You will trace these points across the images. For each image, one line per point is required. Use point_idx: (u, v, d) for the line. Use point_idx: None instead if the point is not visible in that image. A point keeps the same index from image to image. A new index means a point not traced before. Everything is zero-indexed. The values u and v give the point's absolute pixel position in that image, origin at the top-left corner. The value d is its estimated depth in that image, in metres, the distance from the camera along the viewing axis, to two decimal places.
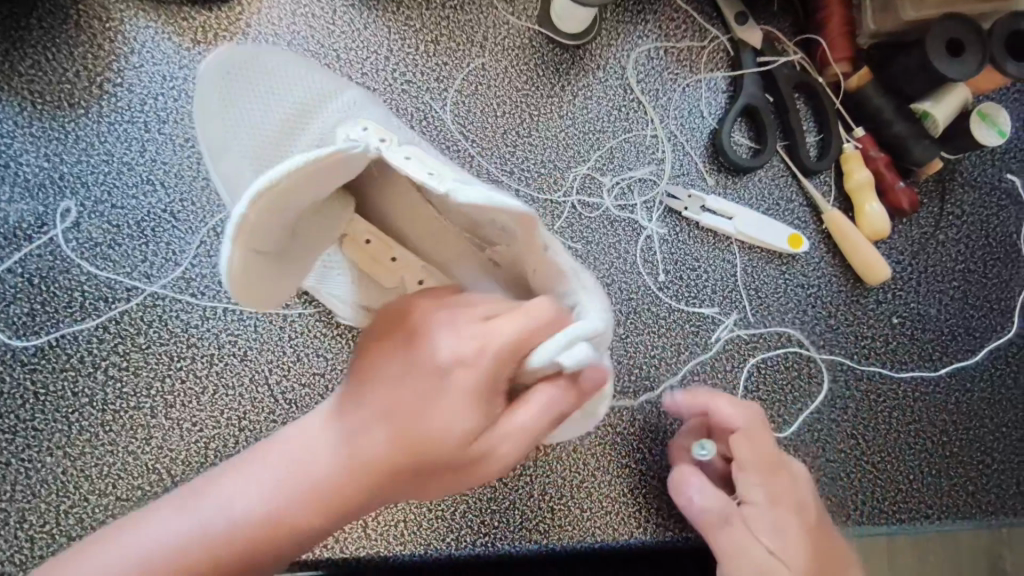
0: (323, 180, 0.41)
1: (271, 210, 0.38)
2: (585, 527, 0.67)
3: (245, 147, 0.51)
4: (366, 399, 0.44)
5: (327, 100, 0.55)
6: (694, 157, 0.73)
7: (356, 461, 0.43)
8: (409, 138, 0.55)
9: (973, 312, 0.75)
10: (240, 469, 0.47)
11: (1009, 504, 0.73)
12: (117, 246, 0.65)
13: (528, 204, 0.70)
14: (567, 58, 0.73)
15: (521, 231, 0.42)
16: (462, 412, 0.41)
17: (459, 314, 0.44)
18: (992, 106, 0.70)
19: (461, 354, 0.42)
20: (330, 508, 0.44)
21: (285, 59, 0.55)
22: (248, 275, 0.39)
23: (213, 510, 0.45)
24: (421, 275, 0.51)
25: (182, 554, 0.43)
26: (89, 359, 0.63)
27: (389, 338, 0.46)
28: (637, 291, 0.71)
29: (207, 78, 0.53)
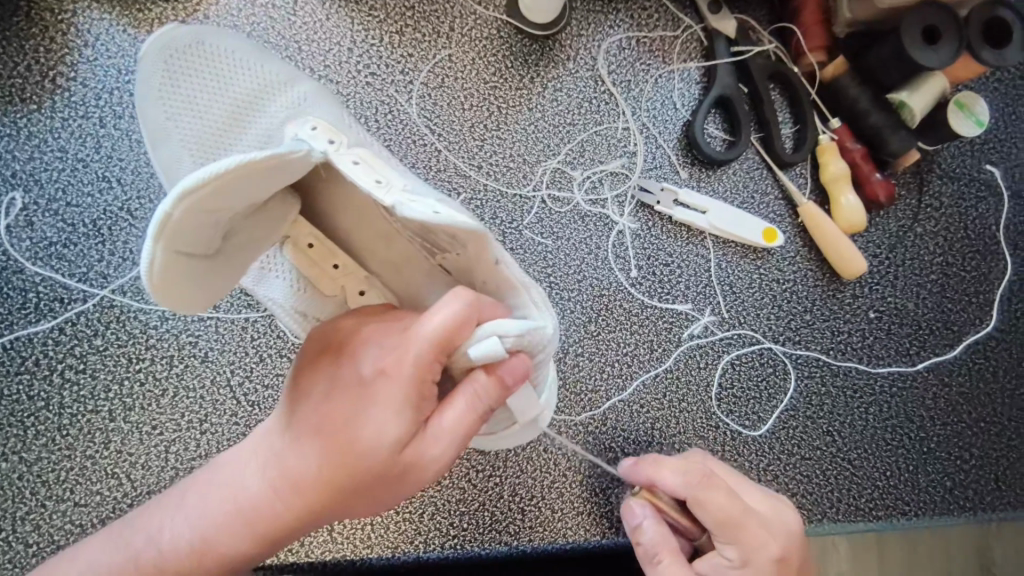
0: (259, 184, 0.42)
1: (200, 207, 0.39)
2: (556, 528, 0.66)
3: (190, 138, 0.54)
4: (304, 413, 0.48)
5: (273, 95, 0.57)
6: (666, 150, 0.72)
7: (297, 478, 0.47)
8: (358, 136, 0.57)
9: (951, 306, 0.74)
10: (208, 483, 0.52)
11: (988, 500, 0.72)
12: (72, 246, 0.63)
13: (496, 198, 0.69)
14: (537, 49, 0.71)
15: (474, 245, 0.45)
16: (386, 424, 0.44)
17: (382, 331, 0.47)
18: (969, 95, 0.69)
19: (380, 369, 0.45)
20: (283, 518, 0.48)
21: (233, 48, 0.58)
22: (168, 271, 0.40)
23: (192, 518, 0.51)
24: (362, 286, 0.55)
25: (172, 553, 0.50)
26: (45, 361, 0.62)
27: (324, 356, 0.49)
28: (608, 287, 0.70)
29: (156, 64, 0.55)
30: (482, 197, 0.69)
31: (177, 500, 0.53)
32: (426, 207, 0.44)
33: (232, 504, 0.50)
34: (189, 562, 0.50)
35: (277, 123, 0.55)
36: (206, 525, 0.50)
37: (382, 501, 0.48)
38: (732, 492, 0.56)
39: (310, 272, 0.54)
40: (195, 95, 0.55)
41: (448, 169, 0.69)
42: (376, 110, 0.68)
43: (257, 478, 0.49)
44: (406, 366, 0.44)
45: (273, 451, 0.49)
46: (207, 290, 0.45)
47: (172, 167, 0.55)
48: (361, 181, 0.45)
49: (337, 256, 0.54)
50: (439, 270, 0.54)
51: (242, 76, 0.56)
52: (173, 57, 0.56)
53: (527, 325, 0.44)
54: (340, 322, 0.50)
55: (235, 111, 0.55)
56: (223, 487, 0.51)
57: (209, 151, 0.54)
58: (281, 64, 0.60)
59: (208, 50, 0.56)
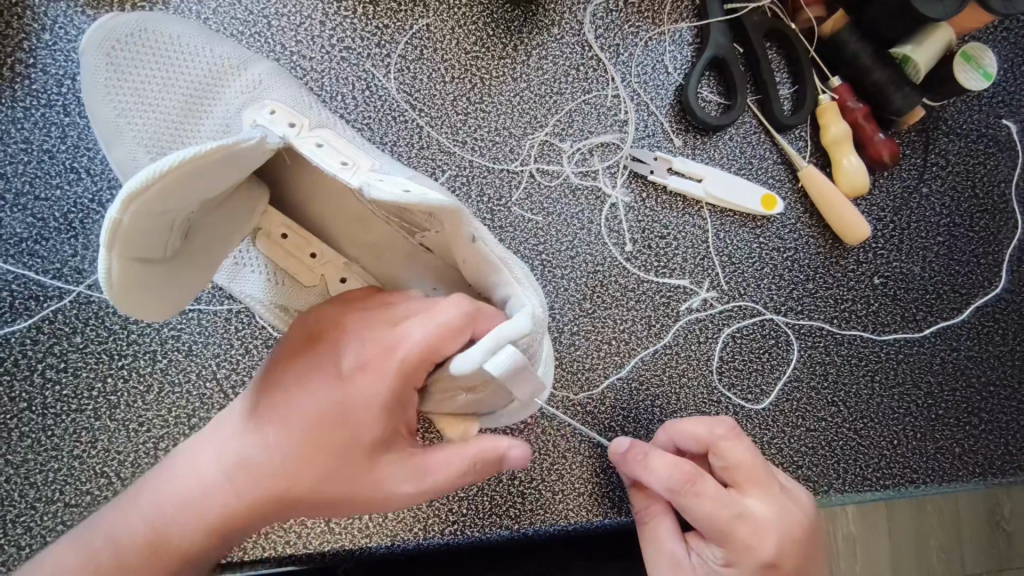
0: (213, 177, 0.40)
1: (149, 210, 0.36)
2: (556, 510, 0.65)
3: (143, 134, 0.52)
4: (281, 405, 0.46)
5: (229, 82, 0.54)
6: (659, 117, 0.69)
7: (269, 469, 0.45)
8: (326, 119, 0.55)
9: (958, 268, 0.71)
10: (169, 473, 0.49)
11: (997, 465, 0.70)
12: (44, 242, 0.61)
13: (482, 174, 0.66)
14: (519, 14, 0.68)
15: (451, 226, 0.42)
16: (375, 415, 0.43)
17: (364, 321, 0.45)
18: (978, 46, 0.64)
19: (369, 359, 0.44)
20: (248, 509, 0.46)
21: (179, 35, 0.55)
22: (128, 280, 0.38)
23: (152, 511, 0.47)
24: (341, 272, 0.52)
25: (128, 548, 0.47)
26: (25, 361, 0.60)
27: (304, 347, 0.47)
28: (602, 263, 0.67)
29: (98, 58, 0.53)
30: (469, 174, 0.66)
31: (132, 495, 0.49)
32: (397, 187, 0.42)
33: (197, 495, 0.47)
34: (145, 556, 0.46)
35: (235, 111, 0.53)
36: (163, 516, 0.47)
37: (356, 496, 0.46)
38: (723, 493, 0.51)
39: (286, 265, 0.52)
40: (142, 86, 0.52)
41: (431, 146, 0.66)
42: (353, 87, 0.65)
43: (222, 470, 0.46)
44: (397, 356, 0.42)
45: (238, 438, 0.47)
46: (173, 296, 0.43)
47: (127, 168, 0.53)
48: (326, 163, 0.43)
49: (313, 245, 0.52)
50: (419, 251, 0.51)
51: (195, 66, 0.54)
52: (119, 51, 0.53)
53: (529, 321, 0.41)
54: (320, 309, 0.48)
55: (191, 105, 0.53)
56: (182, 478, 0.48)
57: (165, 150, 0.52)
58: (235, 47, 0.57)
59: (152, 38, 0.54)
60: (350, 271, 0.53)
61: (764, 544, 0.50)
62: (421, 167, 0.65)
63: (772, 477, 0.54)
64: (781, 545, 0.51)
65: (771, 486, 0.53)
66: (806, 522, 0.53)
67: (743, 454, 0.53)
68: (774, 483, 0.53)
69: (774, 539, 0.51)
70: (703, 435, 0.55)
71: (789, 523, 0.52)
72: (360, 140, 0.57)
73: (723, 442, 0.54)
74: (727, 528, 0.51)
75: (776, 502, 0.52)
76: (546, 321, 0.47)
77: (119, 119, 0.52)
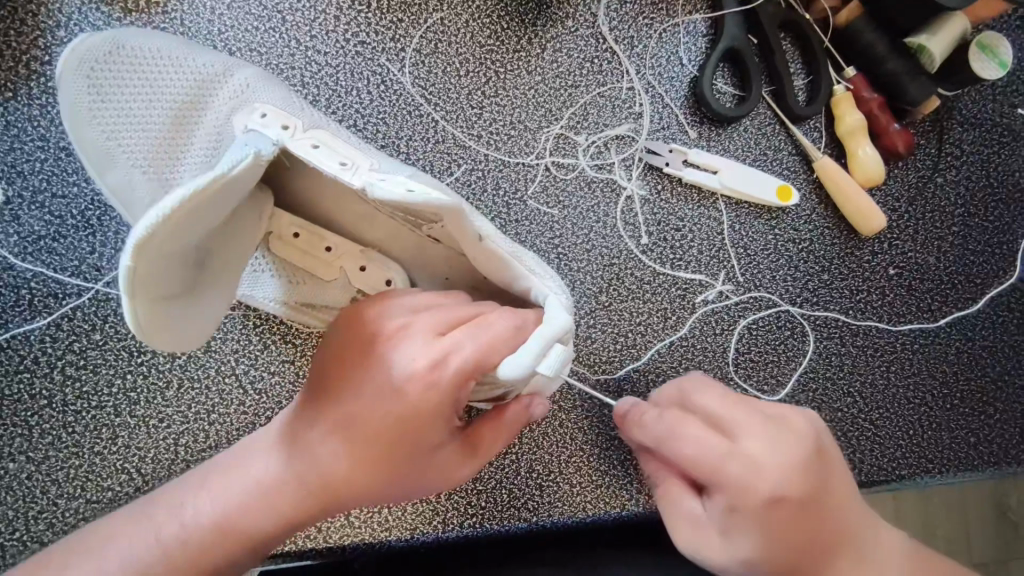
0: (213, 211, 0.41)
1: (159, 253, 0.38)
2: (575, 502, 0.65)
3: (135, 153, 0.52)
4: (337, 406, 0.46)
5: (212, 91, 0.55)
6: (674, 109, 0.69)
7: (334, 467, 0.45)
8: (318, 118, 0.55)
9: (973, 259, 0.71)
10: (231, 468, 0.50)
11: (1012, 454, 0.70)
12: (61, 239, 0.61)
13: (498, 168, 0.66)
14: (534, 7, 0.68)
15: (453, 219, 0.42)
16: (438, 418, 0.43)
17: (413, 325, 0.44)
18: (993, 35, 0.65)
19: (419, 370, 0.42)
20: (314, 501, 0.47)
21: (155, 48, 0.55)
22: (154, 321, 0.41)
23: (215, 506, 0.48)
24: (360, 261, 0.53)
25: (189, 541, 0.47)
26: (44, 358, 0.60)
27: (354, 347, 0.46)
28: (618, 256, 0.67)
29: (73, 81, 0.53)
30: (484, 167, 0.66)
31: (192, 487, 0.50)
32: (398, 187, 0.43)
33: (260, 489, 0.47)
34: (208, 546, 0.47)
35: (225, 117, 0.53)
36: (231, 503, 0.48)
37: (417, 486, 0.48)
38: (706, 432, 0.47)
39: (305, 264, 0.53)
40: (128, 106, 0.53)
41: (447, 140, 0.66)
42: (368, 81, 0.65)
43: (286, 464, 0.47)
44: (451, 367, 0.42)
45: (301, 435, 0.47)
46: (198, 324, 0.45)
47: (123, 190, 0.53)
48: (324, 163, 0.45)
49: (326, 240, 0.53)
50: (429, 241, 0.51)
51: (176, 79, 0.54)
52: (97, 72, 0.53)
53: (566, 313, 0.43)
54: (367, 312, 0.47)
55: (178, 120, 0.53)
56: (246, 471, 0.49)
57: (161, 166, 0.53)
58: (216, 55, 0.58)
59: (127, 55, 0.54)
60: (367, 258, 0.53)
61: (757, 482, 0.45)
62: (437, 161, 0.65)
63: (755, 411, 0.49)
64: (780, 482, 0.45)
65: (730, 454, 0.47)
66: (804, 455, 0.47)
67: (716, 398, 0.50)
68: (758, 416, 0.48)
69: (769, 473, 0.45)
70: (677, 391, 0.53)
71: (783, 454, 0.46)
72: (353, 137, 0.56)
73: (693, 394, 0.51)
74: (717, 467, 0.46)
75: (765, 434, 0.47)
76: (571, 306, 0.49)
77: (106, 141, 0.53)
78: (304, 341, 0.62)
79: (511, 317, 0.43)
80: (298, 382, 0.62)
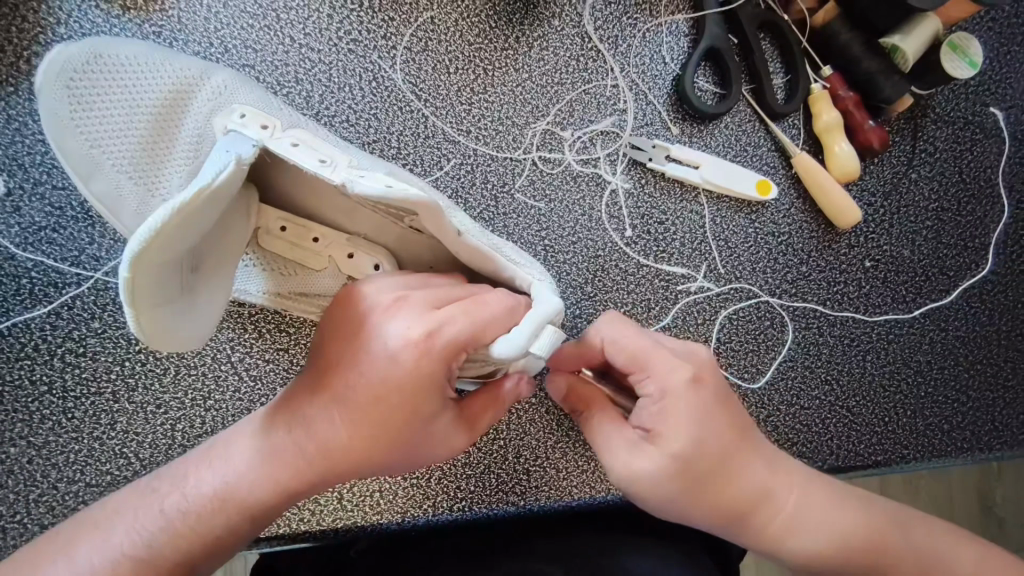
0: (203, 217, 0.43)
1: (155, 258, 0.39)
2: (561, 486, 0.67)
3: (117, 160, 0.54)
4: (330, 379, 0.48)
5: (191, 95, 0.58)
6: (657, 106, 0.71)
7: (330, 437, 0.48)
8: (293, 116, 0.59)
9: (946, 252, 0.74)
10: (230, 440, 0.52)
11: (985, 441, 0.72)
12: (62, 230, 0.62)
13: (486, 162, 0.68)
14: (521, 7, 0.70)
15: (429, 216, 0.44)
16: (429, 389, 0.46)
17: (403, 300, 0.47)
18: (964, 36, 0.67)
19: (413, 338, 0.45)
20: (311, 473, 0.49)
21: (130, 55, 0.57)
22: (155, 322, 0.43)
23: (217, 477, 0.50)
24: (347, 249, 0.54)
25: (193, 511, 0.49)
26: (44, 346, 0.62)
27: (344, 323, 0.48)
28: (603, 248, 0.69)
29: (50, 93, 0.54)
30: (473, 162, 0.68)
31: (195, 461, 0.52)
32: (378, 182, 0.45)
33: (259, 461, 0.50)
34: (209, 518, 0.49)
35: (205, 119, 0.56)
36: (231, 475, 0.50)
37: (411, 459, 0.50)
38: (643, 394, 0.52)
39: (295, 255, 0.55)
40: (108, 113, 0.54)
41: (437, 135, 0.68)
42: (360, 78, 0.67)
43: (283, 436, 0.49)
44: (440, 341, 0.44)
45: (299, 409, 0.50)
46: (197, 322, 0.47)
47: (107, 197, 0.54)
48: (306, 162, 0.47)
49: (312, 230, 0.54)
50: (410, 232, 0.53)
51: (155, 84, 0.57)
52: (77, 82, 0.54)
53: (556, 298, 0.47)
54: (362, 288, 0.49)
55: (161, 125, 0.56)
56: (244, 444, 0.51)
57: (146, 170, 0.55)
58: (191, 58, 0.60)
59: (105, 64, 0.56)
60: (354, 245, 0.54)
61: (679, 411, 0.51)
62: (427, 155, 0.67)
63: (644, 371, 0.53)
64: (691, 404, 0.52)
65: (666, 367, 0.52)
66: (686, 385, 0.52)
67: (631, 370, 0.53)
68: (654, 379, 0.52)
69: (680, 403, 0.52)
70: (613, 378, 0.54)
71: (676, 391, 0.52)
72: (328, 134, 0.60)
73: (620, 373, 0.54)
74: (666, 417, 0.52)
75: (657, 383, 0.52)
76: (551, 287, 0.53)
77: (89, 150, 0.54)
78: (299, 330, 0.64)
79: (504, 298, 0.46)
80: (293, 368, 0.64)
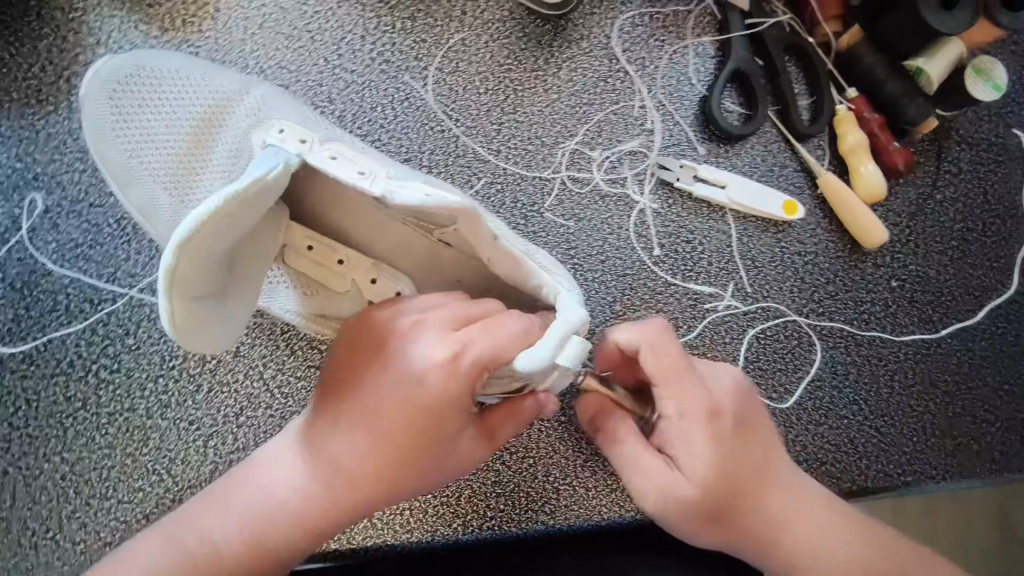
0: (236, 226, 0.43)
1: (193, 255, 0.41)
2: (590, 505, 0.67)
3: (155, 170, 0.54)
4: (353, 406, 0.48)
5: (230, 108, 0.57)
6: (684, 127, 0.72)
7: (357, 465, 0.48)
8: (329, 133, 0.59)
9: (972, 272, 0.74)
10: (253, 471, 0.52)
11: (1014, 462, 0.72)
12: (99, 246, 0.63)
13: (516, 181, 0.69)
14: (550, 30, 0.71)
15: (467, 220, 0.45)
16: (456, 410, 0.46)
17: (426, 320, 0.47)
18: (987, 60, 0.68)
19: (439, 359, 0.45)
20: (339, 504, 0.49)
21: (177, 69, 0.58)
22: (186, 318, 0.43)
23: (243, 512, 0.50)
24: (371, 273, 0.53)
25: (225, 550, 0.49)
26: (78, 362, 0.62)
27: (363, 348, 0.48)
28: (632, 267, 0.70)
29: (96, 104, 0.55)
30: (503, 181, 0.69)
31: (219, 494, 0.52)
32: (417, 191, 0.45)
33: (286, 496, 0.50)
34: (241, 556, 0.49)
35: (242, 132, 0.55)
36: (258, 511, 0.50)
37: (437, 478, 0.50)
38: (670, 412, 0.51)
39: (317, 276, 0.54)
40: (149, 124, 0.55)
41: (467, 154, 0.68)
42: (392, 98, 0.68)
43: (309, 468, 0.49)
44: (466, 360, 0.45)
45: (320, 438, 0.49)
46: (224, 327, 0.47)
47: (143, 204, 0.55)
48: (344, 173, 0.46)
49: (338, 252, 0.53)
50: (441, 247, 0.53)
51: (196, 98, 0.57)
52: (122, 95, 0.56)
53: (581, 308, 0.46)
54: (380, 311, 0.48)
55: (198, 138, 0.55)
56: (269, 478, 0.51)
57: (180, 181, 0.54)
58: (237, 76, 0.61)
59: (151, 77, 0.57)
60: (378, 270, 0.53)
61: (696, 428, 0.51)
62: (457, 174, 0.68)
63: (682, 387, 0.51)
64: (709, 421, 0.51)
65: (690, 394, 0.51)
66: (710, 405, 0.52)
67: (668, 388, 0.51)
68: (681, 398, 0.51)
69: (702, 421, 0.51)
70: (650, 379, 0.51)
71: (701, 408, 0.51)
72: (361, 148, 0.60)
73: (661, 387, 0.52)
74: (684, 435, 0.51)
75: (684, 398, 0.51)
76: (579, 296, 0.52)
77: (129, 160, 0.55)
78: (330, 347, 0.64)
79: (518, 320, 0.45)
80: None
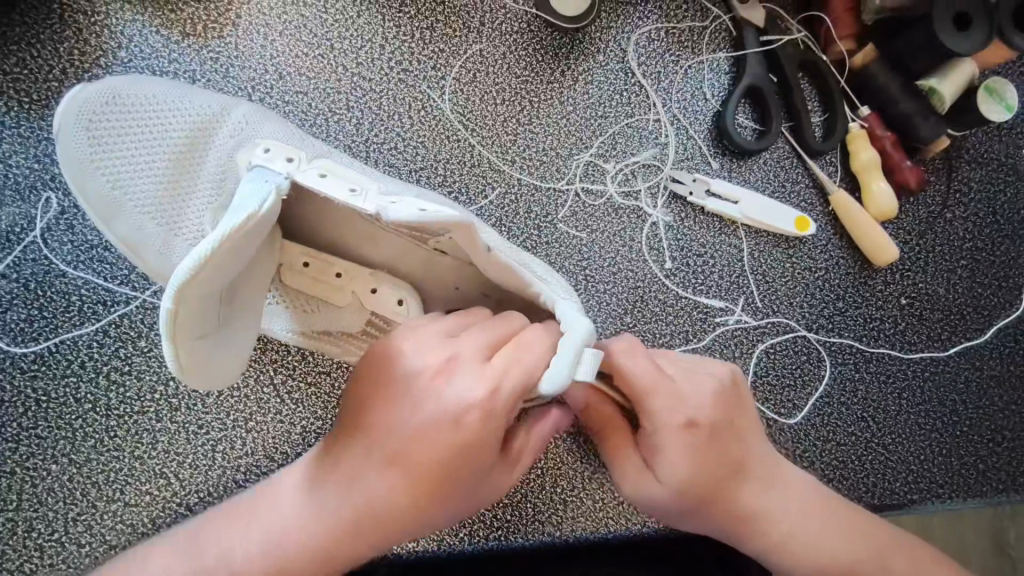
0: (243, 253, 0.43)
1: (197, 294, 0.40)
2: (597, 517, 0.67)
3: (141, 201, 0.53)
4: (377, 444, 0.47)
5: (212, 131, 0.56)
6: (698, 141, 0.72)
7: (381, 504, 0.47)
8: (315, 149, 0.59)
9: (981, 291, 0.74)
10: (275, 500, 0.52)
11: (1021, 482, 0.72)
12: (113, 249, 0.63)
13: (530, 192, 0.69)
14: (567, 42, 0.72)
15: (461, 235, 0.45)
16: (485, 451, 0.45)
17: (457, 356, 0.46)
18: (999, 80, 0.69)
19: (478, 399, 0.44)
20: (359, 541, 0.48)
21: (150, 93, 0.57)
22: (193, 360, 0.42)
23: (262, 540, 0.50)
24: (370, 283, 0.54)
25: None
26: (90, 363, 0.62)
27: (389, 383, 0.47)
28: (643, 280, 0.70)
29: (71, 137, 0.53)
30: (517, 192, 0.69)
31: (241, 518, 0.52)
32: (409, 205, 0.45)
33: (305, 529, 0.49)
34: None
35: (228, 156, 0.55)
36: (277, 541, 0.49)
37: (460, 513, 0.50)
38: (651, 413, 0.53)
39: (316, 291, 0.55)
40: (129, 154, 0.53)
41: (482, 164, 0.69)
42: (409, 107, 0.69)
43: (329, 503, 0.48)
44: (501, 397, 0.44)
45: (341, 473, 0.48)
46: (228, 362, 0.47)
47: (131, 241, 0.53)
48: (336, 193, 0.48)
49: (336, 265, 0.54)
50: (436, 257, 0.53)
51: (176, 122, 0.56)
52: (96, 124, 0.53)
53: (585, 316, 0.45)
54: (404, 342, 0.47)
55: (183, 163, 0.54)
56: (290, 507, 0.50)
57: (170, 209, 0.53)
58: (211, 96, 0.60)
59: (123, 105, 0.55)
60: (377, 279, 0.54)
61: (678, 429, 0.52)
62: (472, 184, 0.68)
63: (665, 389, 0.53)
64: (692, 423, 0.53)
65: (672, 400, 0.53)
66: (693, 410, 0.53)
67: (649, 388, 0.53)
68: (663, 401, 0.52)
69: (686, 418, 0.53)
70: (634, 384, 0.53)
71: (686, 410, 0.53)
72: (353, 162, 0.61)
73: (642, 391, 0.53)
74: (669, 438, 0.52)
75: (666, 400, 0.52)
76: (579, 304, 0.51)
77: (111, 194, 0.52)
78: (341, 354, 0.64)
79: (542, 335, 0.46)
80: (334, 392, 0.64)
